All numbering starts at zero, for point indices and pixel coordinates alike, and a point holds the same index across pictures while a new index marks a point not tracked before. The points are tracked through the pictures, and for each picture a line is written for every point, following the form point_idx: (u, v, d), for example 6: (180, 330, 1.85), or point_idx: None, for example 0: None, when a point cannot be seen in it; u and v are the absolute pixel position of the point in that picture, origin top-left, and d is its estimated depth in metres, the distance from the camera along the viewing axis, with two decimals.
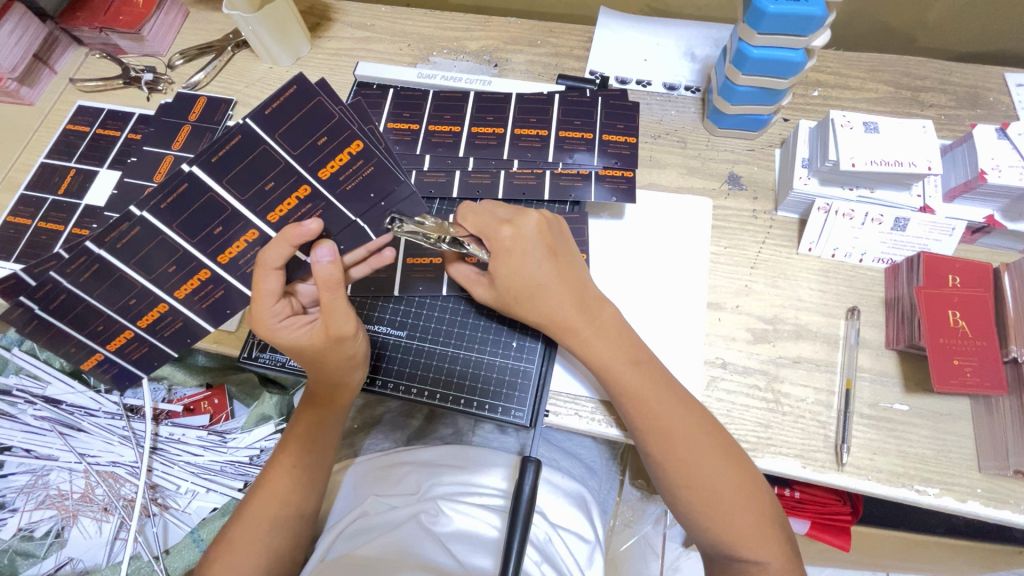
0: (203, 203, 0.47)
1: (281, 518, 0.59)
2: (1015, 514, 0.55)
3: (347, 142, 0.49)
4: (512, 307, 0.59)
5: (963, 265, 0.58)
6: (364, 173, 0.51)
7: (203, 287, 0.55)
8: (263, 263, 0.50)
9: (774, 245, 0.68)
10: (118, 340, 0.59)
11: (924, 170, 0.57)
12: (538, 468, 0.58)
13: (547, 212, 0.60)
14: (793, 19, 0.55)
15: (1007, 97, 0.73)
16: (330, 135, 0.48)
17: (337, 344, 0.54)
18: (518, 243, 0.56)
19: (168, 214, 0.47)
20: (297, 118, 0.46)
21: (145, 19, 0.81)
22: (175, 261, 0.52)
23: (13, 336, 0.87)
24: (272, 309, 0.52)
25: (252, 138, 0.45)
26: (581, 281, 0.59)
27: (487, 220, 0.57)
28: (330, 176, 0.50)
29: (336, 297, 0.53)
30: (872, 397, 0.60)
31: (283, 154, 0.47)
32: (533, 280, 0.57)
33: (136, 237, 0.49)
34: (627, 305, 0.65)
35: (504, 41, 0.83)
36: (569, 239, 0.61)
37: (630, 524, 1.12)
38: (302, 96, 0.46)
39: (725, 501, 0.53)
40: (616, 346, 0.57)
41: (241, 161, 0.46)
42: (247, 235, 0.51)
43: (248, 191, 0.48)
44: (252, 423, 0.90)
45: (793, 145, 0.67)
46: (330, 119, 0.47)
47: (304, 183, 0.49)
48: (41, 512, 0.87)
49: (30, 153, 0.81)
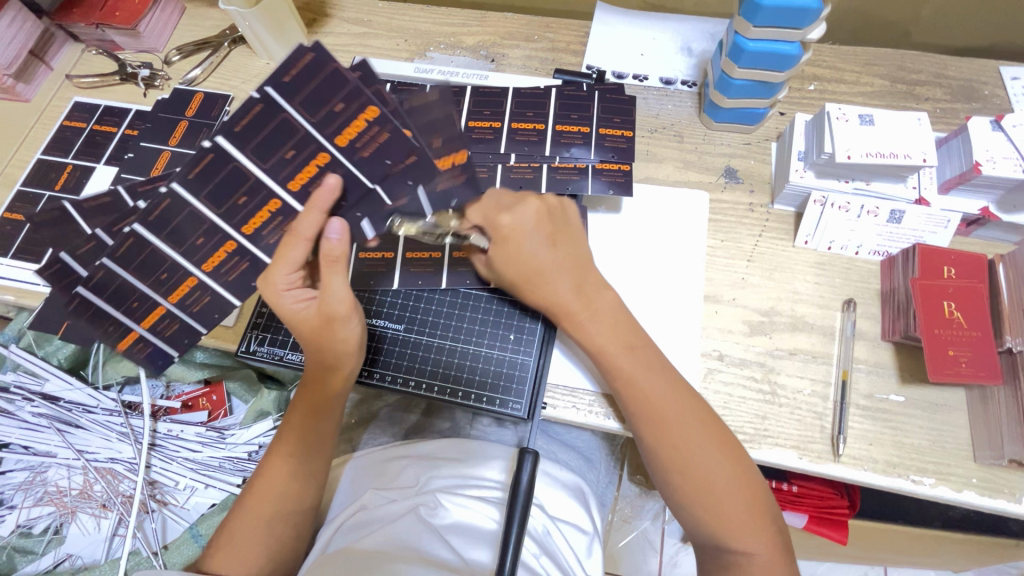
0: (226, 172, 0.45)
1: (279, 510, 0.60)
2: (1010, 503, 0.56)
3: (363, 108, 0.45)
4: (513, 288, 0.61)
5: (958, 257, 0.59)
6: (381, 139, 0.47)
7: (230, 259, 0.53)
8: (296, 232, 0.49)
9: (770, 238, 0.68)
10: (152, 316, 0.59)
11: (919, 162, 0.58)
12: (536, 459, 0.58)
13: (549, 199, 0.61)
14: (788, 10, 0.55)
15: (1002, 91, 0.74)
16: (346, 101, 0.44)
17: (331, 324, 0.56)
18: (515, 232, 0.59)
19: (194, 184, 0.45)
20: (311, 86, 0.43)
21: (141, 14, 0.81)
22: (204, 232, 0.49)
23: (10, 332, 0.83)
24: (285, 276, 0.52)
25: (272, 106, 0.43)
26: (583, 265, 0.60)
27: (488, 209, 0.60)
28: (348, 143, 0.46)
29: (335, 272, 0.54)
30: (868, 388, 0.61)
31: (300, 122, 0.44)
32: (532, 264, 0.59)
33: (166, 209, 0.47)
34: (625, 292, 0.65)
35: (502, 37, 0.83)
36: (576, 224, 0.62)
37: (628, 520, 1.13)
38: (315, 66, 0.42)
39: (719, 491, 0.53)
40: (615, 331, 0.58)
41: (262, 129, 0.44)
42: (270, 205, 0.49)
43: (269, 159, 0.45)
44: (251, 419, 0.90)
45: (789, 138, 0.67)
46: (346, 84, 0.43)
47: (323, 150, 0.46)
48: (41, 508, 0.87)
49: (27, 148, 0.81)
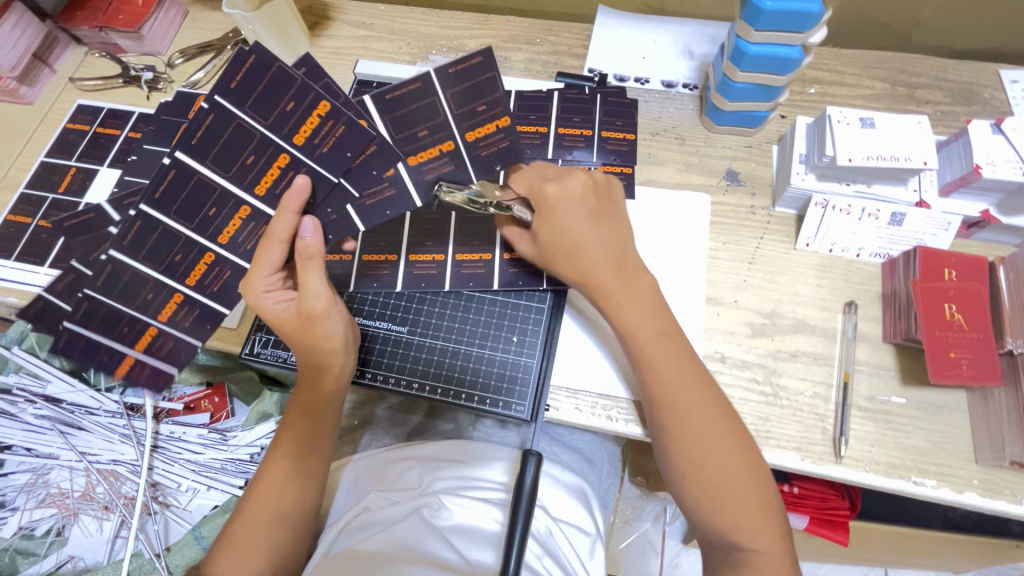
0: (193, 185, 0.49)
1: (282, 513, 0.60)
2: (1011, 504, 0.56)
3: (314, 103, 0.48)
4: (551, 261, 0.60)
5: (959, 259, 0.59)
6: (339, 133, 0.49)
7: (211, 271, 0.55)
8: (271, 235, 0.51)
9: (772, 240, 0.68)
10: (145, 339, 0.57)
11: (919, 166, 0.58)
12: (540, 461, 0.59)
13: (596, 175, 0.61)
14: (790, 14, 0.55)
15: (1001, 94, 0.74)
16: (297, 100, 0.47)
17: (312, 322, 0.56)
18: (561, 202, 0.58)
19: (161, 205, 0.49)
20: (260, 88, 0.46)
21: (145, 17, 0.81)
22: (180, 247, 0.52)
23: (13, 334, 0.86)
24: (265, 279, 0.53)
25: (224, 114, 0.46)
26: (626, 242, 0.60)
27: (535, 179, 0.60)
28: (306, 141, 0.49)
29: (311, 269, 0.54)
30: (869, 390, 0.61)
31: (255, 126, 0.48)
32: (574, 237, 0.58)
33: (139, 231, 0.50)
34: (659, 272, 0.67)
35: (504, 40, 0.84)
36: (618, 203, 0.61)
37: (629, 521, 1.13)
38: (260, 65, 0.45)
39: (729, 487, 0.54)
40: (649, 313, 0.58)
41: (218, 139, 0.47)
42: (240, 212, 0.52)
43: (231, 168, 0.49)
44: (253, 421, 0.91)
45: (791, 140, 0.68)
46: (293, 83, 0.47)
47: (282, 152, 0.49)
48: (42, 510, 0.87)
49: (30, 151, 0.81)
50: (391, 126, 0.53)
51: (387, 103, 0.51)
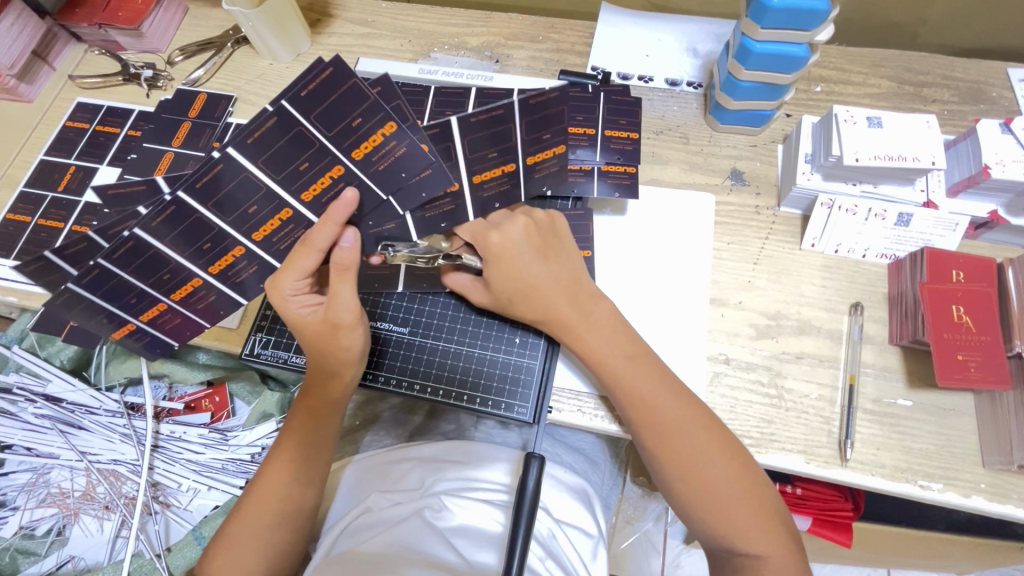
0: (240, 182, 0.46)
1: (282, 515, 0.60)
2: (1018, 509, 0.55)
3: (381, 123, 0.46)
4: (508, 306, 0.60)
5: (967, 260, 0.58)
6: (397, 154, 0.49)
7: (238, 263, 0.54)
8: (309, 242, 0.51)
9: (777, 241, 0.68)
10: (151, 311, 0.58)
11: (927, 165, 0.57)
12: (542, 464, 0.58)
13: (536, 214, 0.61)
14: (796, 13, 0.55)
15: (1009, 93, 0.73)
16: (364, 117, 0.46)
17: (335, 331, 0.55)
18: (507, 249, 0.59)
19: (204, 195, 0.46)
20: (331, 99, 0.44)
21: (144, 14, 0.81)
22: (211, 237, 0.50)
23: (13, 334, 0.85)
24: (293, 283, 0.53)
25: (288, 120, 0.44)
26: (575, 277, 0.60)
27: (478, 228, 0.61)
28: (364, 157, 0.48)
29: (345, 280, 0.54)
30: (875, 392, 0.60)
31: (316, 135, 0.46)
32: (526, 280, 0.58)
33: (174, 214, 0.47)
34: (625, 305, 0.65)
35: (506, 37, 0.83)
36: (564, 236, 0.62)
37: (631, 521, 1.13)
38: (336, 79, 0.43)
39: (723, 495, 0.53)
40: (614, 341, 0.58)
41: (277, 141, 0.45)
42: (281, 213, 0.51)
43: (282, 171, 0.47)
44: (254, 421, 0.90)
45: (796, 140, 0.67)
46: (365, 101, 0.45)
47: (338, 163, 0.48)
48: (43, 509, 0.87)
49: (29, 149, 0.80)
50: (467, 146, 0.54)
51: (470, 125, 0.52)
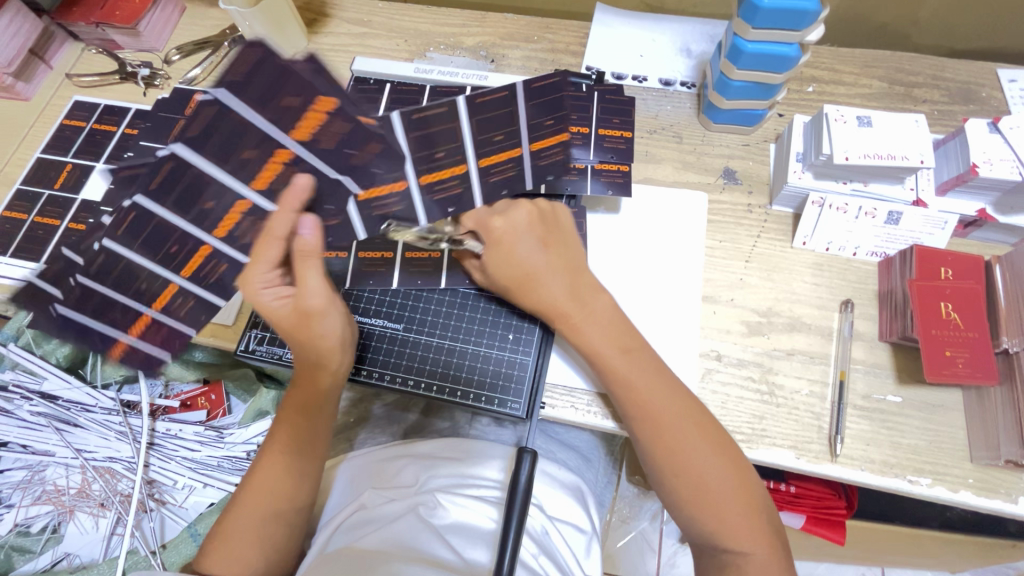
0: (188, 178, 0.40)
1: (276, 510, 0.60)
2: (1006, 503, 0.56)
3: (316, 99, 0.40)
4: (507, 292, 0.61)
5: (955, 258, 0.59)
6: (341, 130, 0.43)
7: (208, 264, 0.46)
8: (269, 232, 0.47)
9: (769, 239, 0.68)
10: None
11: (916, 164, 0.58)
12: (534, 458, 0.58)
13: (540, 202, 0.62)
14: (787, 13, 0.55)
15: (999, 93, 0.74)
16: (295, 92, 0.39)
17: (308, 319, 0.55)
18: (508, 234, 0.59)
19: (159, 194, 0.40)
20: (253, 74, 0.38)
21: (141, 14, 0.81)
22: (180, 239, 0.43)
23: (8, 331, 0.83)
24: (261, 276, 0.50)
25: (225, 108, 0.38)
26: (576, 266, 0.60)
27: (483, 213, 0.61)
28: (308, 137, 0.42)
29: (311, 267, 0.52)
30: (865, 388, 0.61)
31: (253, 118, 0.39)
32: (526, 267, 0.59)
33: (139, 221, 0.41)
34: (622, 295, 0.65)
35: (501, 37, 0.84)
36: (565, 226, 0.62)
37: (625, 521, 1.14)
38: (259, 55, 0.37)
39: (712, 491, 0.54)
40: (608, 332, 0.58)
41: (212, 128, 0.39)
42: (238, 207, 0.44)
43: (229, 159, 0.40)
44: (250, 419, 0.90)
45: (788, 139, 0.68)
46: (293, 75, 0.39)
47: (280, 145, 0.42)
48: (38, 507, 0.88)
49: (26, 147, 0.81)
50: (475, 128, 0.53)
51: (477, 106, 0.51)
